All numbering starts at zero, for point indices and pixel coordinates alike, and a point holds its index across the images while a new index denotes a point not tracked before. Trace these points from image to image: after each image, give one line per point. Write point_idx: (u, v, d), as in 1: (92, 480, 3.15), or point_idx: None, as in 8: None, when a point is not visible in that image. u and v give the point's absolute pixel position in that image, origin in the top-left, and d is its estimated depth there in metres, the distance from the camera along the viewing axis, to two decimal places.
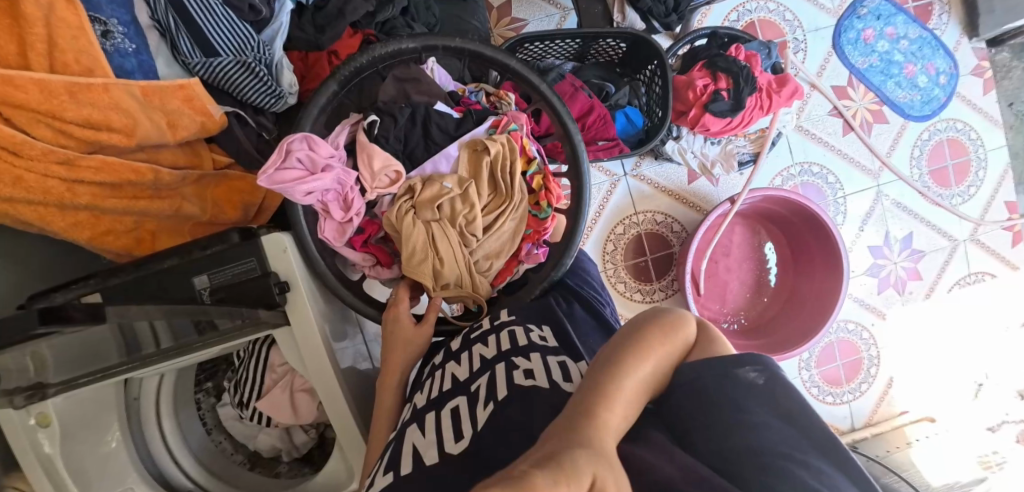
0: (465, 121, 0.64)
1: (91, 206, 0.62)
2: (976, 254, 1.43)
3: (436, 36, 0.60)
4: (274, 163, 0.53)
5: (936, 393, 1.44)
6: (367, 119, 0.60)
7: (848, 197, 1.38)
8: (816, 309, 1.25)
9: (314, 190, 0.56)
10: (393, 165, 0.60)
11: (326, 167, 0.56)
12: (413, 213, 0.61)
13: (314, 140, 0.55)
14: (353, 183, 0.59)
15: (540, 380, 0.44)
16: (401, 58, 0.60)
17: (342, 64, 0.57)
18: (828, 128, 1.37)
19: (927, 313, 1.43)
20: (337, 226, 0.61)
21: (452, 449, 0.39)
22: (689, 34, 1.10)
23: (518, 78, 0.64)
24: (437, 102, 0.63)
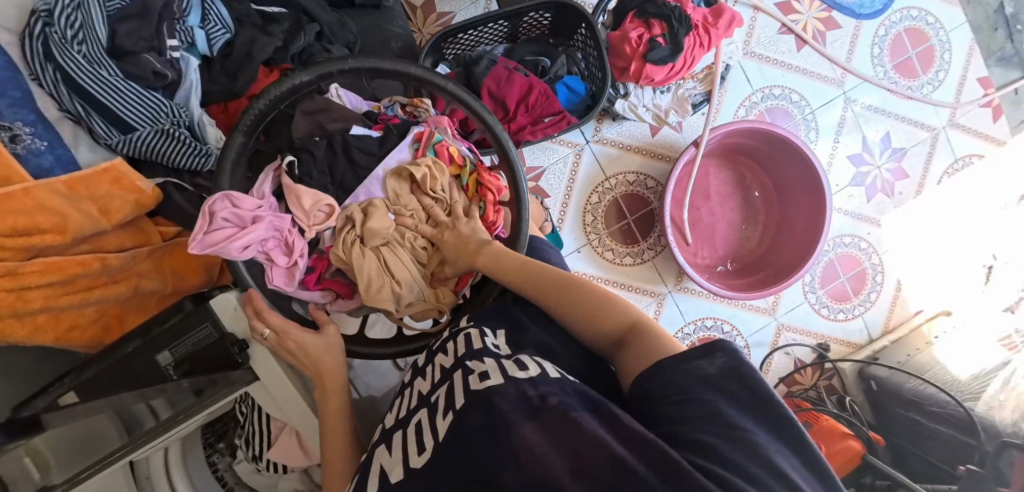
0: (386, 138, 0.64)
1: (47, 308, 0.62)
2: (959, 138, 1.40)
3: (329, 60, 0.58)
4: (202, 228, 0.54)
5: (947, 286, 1.42)
6: (285, 160, 0.61)
7: (816, 112, 1.35)
8: (807, 231, 1.23)
9: (250, 243, 0.57)
10: (324, 199, 0.60)
11: (255, 218, 0.57)
12: (360, 243, 0.61)
13: (235, 196, 0.55)
14: (286, 225, 0.60)
15: (496, 377, 0.41)
16: (301, 92, 0.59)
17: (242, 113, 0.56)
18: (783, 47, 1.33)
19: (923, 208, 1.40)
20: (284, 270, 0.62)
21: (417, 463, 0.39)
22: None
23: (424, 83, 0.61)
24: (352, 126, 0.64)
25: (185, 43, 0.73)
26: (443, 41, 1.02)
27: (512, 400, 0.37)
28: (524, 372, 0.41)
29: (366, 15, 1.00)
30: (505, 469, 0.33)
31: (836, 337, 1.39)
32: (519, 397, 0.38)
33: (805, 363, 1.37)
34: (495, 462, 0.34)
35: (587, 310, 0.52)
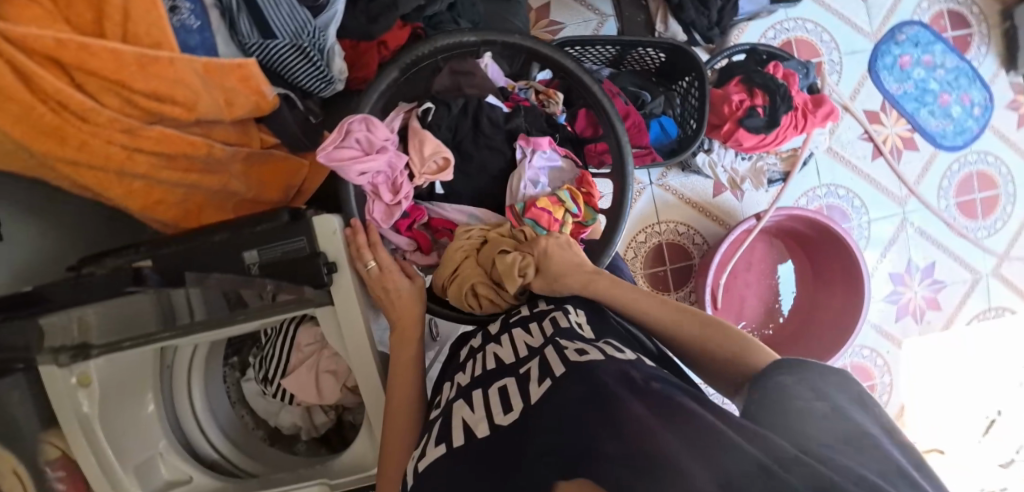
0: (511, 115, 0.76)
1: (146, 176, 0.63)
2: (997, 289, 1.43)
3: (497, 32, 0.70)
4: (336, 141, 0.62)
5: (947, 426, 1.43)
6: (421, 107, 0.73)
7: (872, 222, 1.38)
8: (834, 329, 1.25)
9: (368, 170, 0.66)
10: (441, 152, 0.71)
11: (380, 149, 0.66)
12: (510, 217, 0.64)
13: (372, 123, 0.65)
14: (400, 167, 0.70)
15: (595, 354, 0.44)
16: (461, 50, 0.71)
17: (417, 42, 0.68)
18: (859, 152, 1.37)
19: (945, 344, 1.43)
20: (386, 207, 0.71)
21: (504, 421, 0.43)
22: (728, 49, 1.11)
23: (571, 76, 0.73)
24: (487, 95, 0.75)
25: None
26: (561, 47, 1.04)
27: (615, 379, 0.39)
28: (623, 354, 0.45)
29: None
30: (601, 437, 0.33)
31: None
32: (619, 374, 0.40)
33: None
34: (602, 435, 0.34)
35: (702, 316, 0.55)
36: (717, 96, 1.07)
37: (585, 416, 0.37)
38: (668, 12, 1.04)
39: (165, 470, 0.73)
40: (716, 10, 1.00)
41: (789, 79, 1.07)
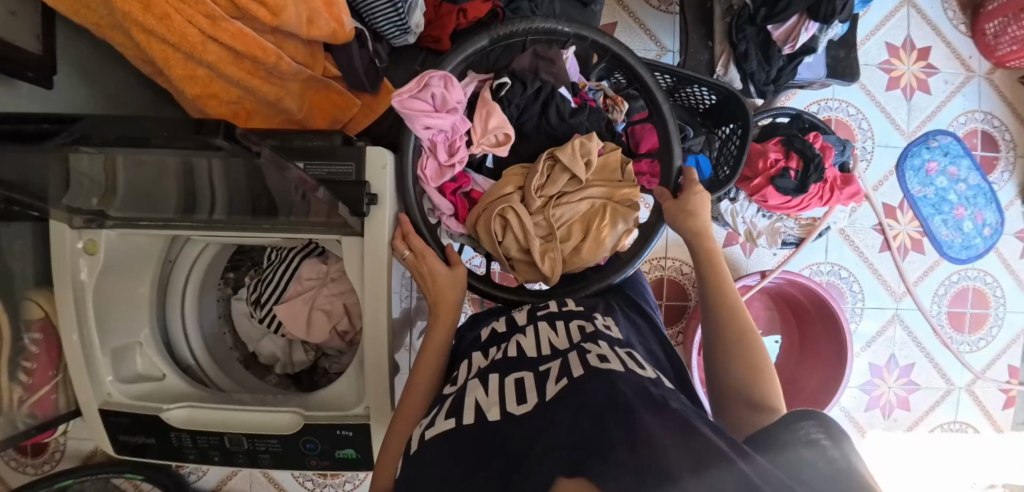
0: (578, 110, 0.82)
1: (210, 67, 0.63)
2: (966, 405, 1.46)
3: (595, 31, 0.75)
4: (412, 91, 0.67)
5: None
6: (499, 80, 0.78)
7: (864, 309, 1.42)
8: (807, 401, 1.27)
9: (432, 125, 0.70)
10: (504, 128, 0.76)
11: (450, 110, 0.70)
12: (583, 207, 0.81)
13: (450, 82, 0.69)
14: (461, 132, 0.75)
15: (615, 363, 0.48)
16: (551, 37, 0.75)
17: (524, 19, 0.72)
18: (869, 240, 1.41)
19: (905, 445, 1.45)
20: (438, 168, 0.75)
21: (516, 410, 0.47)
22: (774, 109, 1.16)
23: (646, 91, 0.79)
24: (561, 85, 0.81)
25: None
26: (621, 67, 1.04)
27: (634, 392, 0.41)
28: (643, 371, 0.48)
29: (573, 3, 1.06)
30: (616, 442, 0.36)
31: None
32: (640, 393, 0.42)
33: None
34: (611, 439, 0.36)
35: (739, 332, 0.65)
36: (754, 151, 1.11)
37: (603, 421, 0.39)
38: (731, 57, 1.04)
39: (140, 363, 0.72)
40: (776, 68, 1.03)
41: (825, 151, 1.11)
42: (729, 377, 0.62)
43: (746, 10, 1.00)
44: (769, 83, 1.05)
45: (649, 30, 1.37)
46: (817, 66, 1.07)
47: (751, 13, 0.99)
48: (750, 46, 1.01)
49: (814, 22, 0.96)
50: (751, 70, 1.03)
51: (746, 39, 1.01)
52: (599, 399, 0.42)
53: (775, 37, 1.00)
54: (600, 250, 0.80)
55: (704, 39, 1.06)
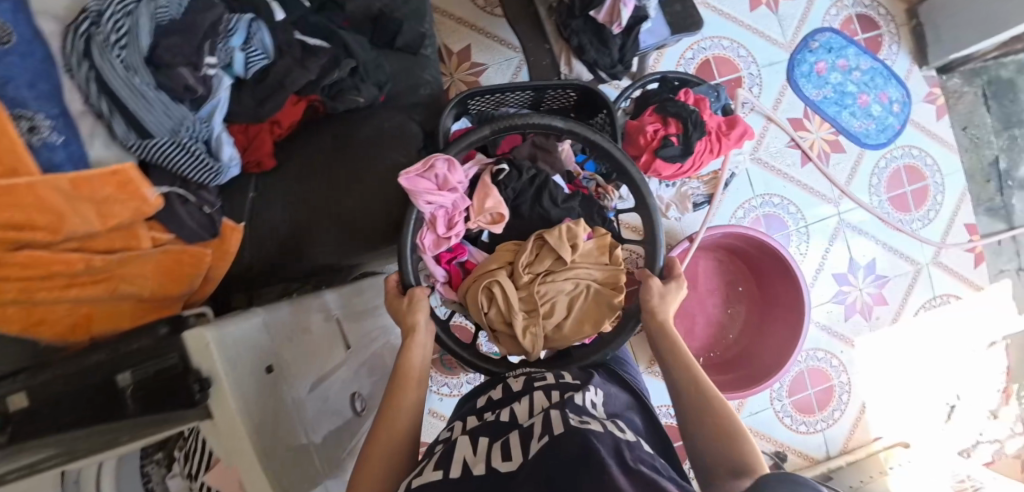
0: (568, 197, 0.93)
1: (19, 300, 0.62)
2: (940, 278, 1.45)
3: (588, 126, 0.80)
4: (419, 171, 0.75)
5: (909, 417, 1.44)
6: (499, 166, 0.90)
7: (809, 226, 1.40)
8: (780, 345, 1.21)
9: (434, 202, 0.78)
10: (498, 209, 0.86)
11: (454, 191, 0.80)
12: (573, 290, 0.85)
13: (453, 166, 0.78)
14: (461, 209, 0.84)
15: (595, 425, 0.52)
16: (547, 132, 0.81)
17: (543, 117, 0.79)
18: (789, 160, 1.39)
19: (895, 338, 1.44)
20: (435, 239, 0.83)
21: (502, 466, 0.51)
22: (641, 78, 1.11)
23: (626, 178, 0.83)
24: (554, 170, 0.95)
25: (224, 60, 0.73)
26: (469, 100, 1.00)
27: (610, 450, 0.46)
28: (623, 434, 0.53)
29: (401, 56, 1.02)
30: None
31: (795, 448, 1.41)
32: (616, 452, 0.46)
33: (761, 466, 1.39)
34: None
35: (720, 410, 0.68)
36: (632, 129, 1.07)
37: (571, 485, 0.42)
38: (571, 53, 0.99)
39: None
40: (617, 47, 0.98)
41: (700, 105, 1.08)
42: (701, 449, 0.66)
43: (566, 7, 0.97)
44: (622, 64, 1.00)
45: (502, 40, 1.35)
46: (659, 28, 1.03)
47: (568, 9, 0.97)
48: (583, 38, 0.97)
49: None
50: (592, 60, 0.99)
51: (575, 32, 0.97)
52: (578, 454, 0.46)
53: (603, 22, 0.95)
54: (582, 333, 0.84)
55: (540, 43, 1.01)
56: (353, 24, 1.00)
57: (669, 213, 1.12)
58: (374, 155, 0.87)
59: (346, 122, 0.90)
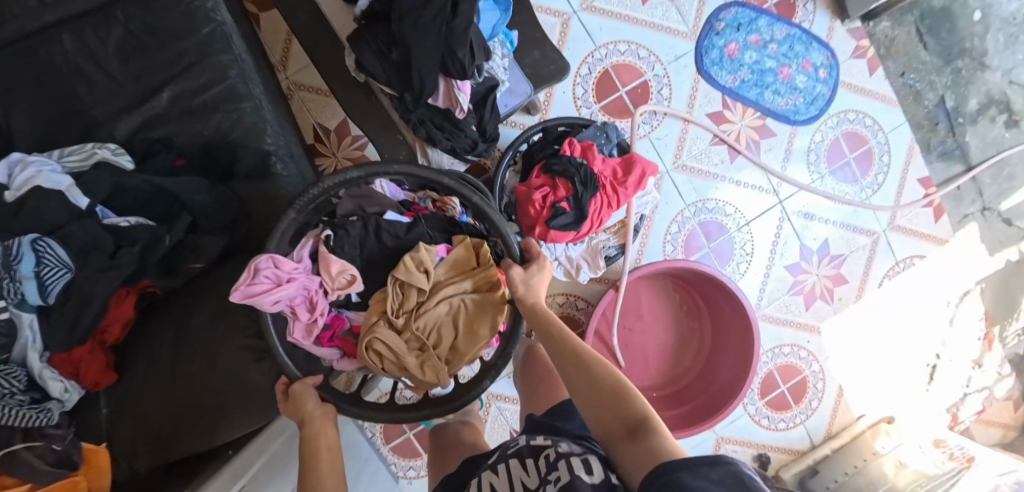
0: (413, 225, 0.79)
1: None
2: (900, 241, 1.37)
3: (381, 161, 0.68)
4: (245, 281, 0.67)
5: (889, 389, 1.40)
6: (325, 233, 0.76)
7: (750, 224, 1.31)
8: (735, 366, 1.17)
9: (279, 299, 0.69)
10: (349, 269, 0.73)
11: (291, 278, 0.69)
12: (449, 302, 0.75)
13: (277, 259, 0.69)
14: (316, 288, 0.73)
15: (565, 476, 0.57)
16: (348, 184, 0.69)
17: (330, 173, 0.67)
18: (716, 158, 1.30)
19: (862, 313, 1.37)
20: (304, 326, 0.73)
21: None
22: (521, 135, 1.03)
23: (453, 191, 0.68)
24: (387, 212, 0.79)
25: (13, 298, 0.65)
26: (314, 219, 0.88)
27: None
28: (590, 477, 0.56)
29: (248, 182, 0.87)
30: None
31: (776, 446, 1.37)
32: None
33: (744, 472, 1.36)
34: None
35: (615, 387, 0.62)
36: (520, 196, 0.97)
37: None
38: (425, 142, 0.86)
39: None
40: (473, 127, 0.86)
41: (588, 154, 0.98)
42: (609, 435, 0.60)
43: (398, 96, 0.80)
44: (487, 139, 0.89)
45: None
46: (519, 85, 0.92)
47: (401, 99, 0.80)
48: (431, 129, 0.83)
49: (463, 79, 0.78)
50: (447, 148, 0.86)
51: (418, 122, 0.83)
52: None
53: (444, 106, 0.81)
54: (480, 341, 0.74)
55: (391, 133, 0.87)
56: (189, 160, 0.86)
57: (585, 276, 1.02)
58: (224, 330, 0.77)
59: (193, 292, 0.80)
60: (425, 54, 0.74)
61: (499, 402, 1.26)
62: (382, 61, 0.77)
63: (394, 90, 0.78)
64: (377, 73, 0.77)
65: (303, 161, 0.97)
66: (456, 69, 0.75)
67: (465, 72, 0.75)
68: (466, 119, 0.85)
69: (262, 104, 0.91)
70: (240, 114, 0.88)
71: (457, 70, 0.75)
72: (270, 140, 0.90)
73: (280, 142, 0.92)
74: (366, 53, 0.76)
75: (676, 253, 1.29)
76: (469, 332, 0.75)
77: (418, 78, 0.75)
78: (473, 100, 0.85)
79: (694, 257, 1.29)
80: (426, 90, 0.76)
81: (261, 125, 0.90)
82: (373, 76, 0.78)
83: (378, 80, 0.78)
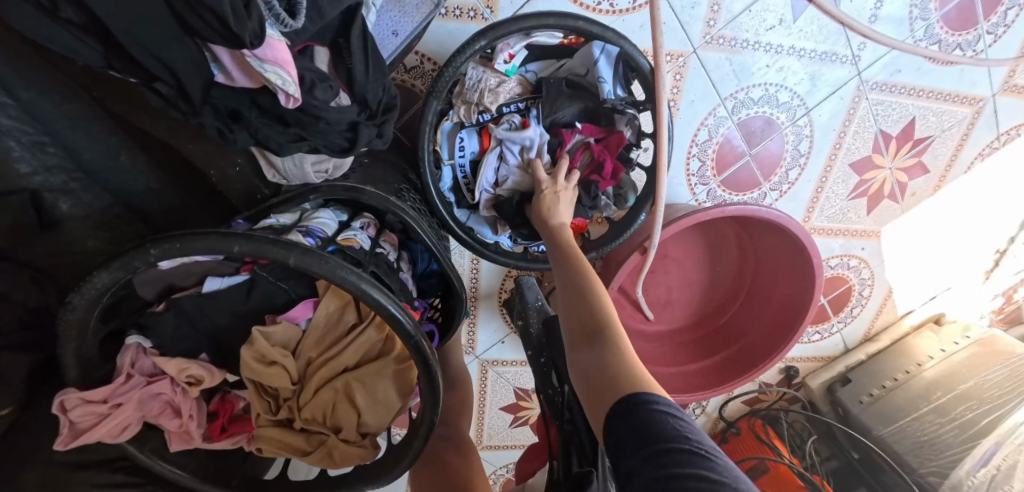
0: (253, 288, 0.47)
1: None
2: (1012, 105, 0.98)
3: (120, 264, 0.40)
4: (62, 428, 0.47)
5: (944, 282, 1.20)
6: (136, 338, 0.48)
7: (811, 114, 0.93)
8: (782, 309, 0.93)
9: (124, 425, 0.49)
10: (187, 365, 0.48)
11: (109, 405, 0.47)
12: (327, 380, 0.49)
13: (77, 391, 0.46)
14: (167, 394, 0.50)
15: None
16: (102, 295, 0.42)
17: (75, 290, 0.41)
18: (769, 17, 0.83)
19: (936, 207, 1.08)
20: (180, 432, 0.52)
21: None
22: (448, 64, 0.59)
23: (260, 257, 0.40)
24: (206, 278, 0.46)
25: None
26: (133, 297, 0.53)
27: None
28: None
29: (26, 249, 0.62)
30: None
31: (806, 356, 1.26)
32: None
33: (769, 384, 1.30)
34: None
35: None
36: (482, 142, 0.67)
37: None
38: (260, 146, 0.49)
39: None
40: (340, 99, 0.45)
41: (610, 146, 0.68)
42: None
43: (155, 89, 0.38)
44: (376, 113, 0.49)
45: None
46: None
47: (162, 93, 0.38)
48: (257, 127, 0.43)
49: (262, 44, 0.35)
50: (306, 151, 0.47)
51: (228, 120, 0.42)
52: None
53: (256, 86, 0.40)
54: (395, 404, 0.51)
55: (211, 143, 0.51)
56: None
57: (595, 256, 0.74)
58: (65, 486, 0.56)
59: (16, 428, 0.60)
60: (137, 8, 0.32)
61: (496, 369, 1.10)
62: (62, 29, 0.33)
63: (132, 80, 0.37)
64: (68, 52, 0.34)
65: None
66: (216, 25, 0.33)
67: (235, 29, 0.32)
68: (320, 96, 0.42)
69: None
70: None
71: (222, 28, 0.33)
72: (26, 166, 0.59)
73: (49, 164, 0.61)
74: (2, 11, 0.32)
75: (704, 171, 0.96)
76: (379, 401, 0.50)
77: (158, 60, 0.34)
78: (321, 45, 0.43)
79: (729, 172, 0.96)
80: (184, 71, 0.36)
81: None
82: (75, 61, 0.36)
83: (94, 66, 0.37)
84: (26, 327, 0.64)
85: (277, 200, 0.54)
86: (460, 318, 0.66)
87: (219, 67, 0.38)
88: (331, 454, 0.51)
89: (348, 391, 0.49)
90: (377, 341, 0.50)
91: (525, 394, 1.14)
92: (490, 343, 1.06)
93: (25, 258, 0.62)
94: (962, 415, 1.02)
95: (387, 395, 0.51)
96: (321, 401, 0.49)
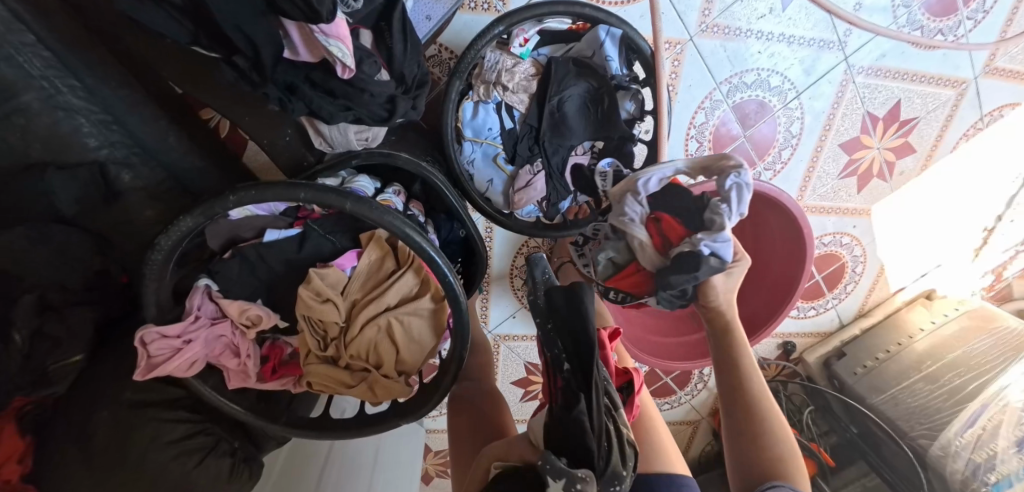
0: (306, 237, 0.55)
1: None
2: (993, 87, 1.04)
3: (204, 207, 0.47)
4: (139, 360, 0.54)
5: (934, 260, 1.26)
6: (205, 283, 0.55)
7: (802, 97, 1.00)
8: (777, 281, 0.99)
9: (193, 360, 0.55)
10: (249, 307, 0.55)
11: (182, 340, 0.54)
12: (370, 319, 0.56)
13: (157, 326, 0.53)
14: (230, 334, 0.57)
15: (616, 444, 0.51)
16: (184, 237, 0.49)
17: (163, 232, 0.48)
18: (760, 7, 0.90)
19: (923, 186, 1.15)
20: (238, 371, 0.59)
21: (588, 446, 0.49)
22: (469, 48, 0.66)
23: (321, 204, 0.47)
24: (266, 229, 0.55)
25: None
26: (194, 253, 0.61)
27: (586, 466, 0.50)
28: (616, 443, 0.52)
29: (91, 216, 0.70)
30: None
31: (803, 332, 1.32)
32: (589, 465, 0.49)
33: (769, 360, 1.36)
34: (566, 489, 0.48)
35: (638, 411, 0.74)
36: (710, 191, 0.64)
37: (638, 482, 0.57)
38: (310, 116, 0.56)
39: None
40: (383, 74, 0.52)
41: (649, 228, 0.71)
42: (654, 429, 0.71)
43: (232, 62, 0.46)
44: (411, 88, 0.56)
45: None
46: None
47: (237, 66, 0.46)
48: (312, 99, 0.50)
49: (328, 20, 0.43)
50: (351, 120, 0.54)
51: (286, 92, 0.50)
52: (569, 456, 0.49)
53: (315, 61, 0.47)
54: (428, 343, 0.58)
55: (264, 117, 0.59)
56: None
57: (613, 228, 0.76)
58: (135, 421, 0.63)
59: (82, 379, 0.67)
60: None
61: (507, 344, 1.16)
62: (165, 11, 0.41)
63: (214, 55, 0.45)
64: (165, 31, 0.42)
65: (166, 153, 0.73)
66: (299, 3, 0.40)
67: (315, 5, 0.40)
68: (367, 69, 0.50)
69: (64, 95, 0.63)
70: (28, 117, 0.62)
71: (303, 5, 0.40)
72: (94, 141, 0.68)
73: (113, 140, 0.70)
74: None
75: (702, 152, 1.03)
76: (414, 339, 0.58)
77: (243, 34, 0.42)
78: (366, 28, 0.51)
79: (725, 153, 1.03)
80: (260, 45, 0.43)
81: (71, 121, 0.65)
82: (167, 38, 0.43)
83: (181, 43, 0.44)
84: (92, 288, 0.71)
85: (321, 167, 0.62)
86: (479, 277, 0.74)
87: (287, 44, 0.46)
88: (372, 388, 0.58)
89: (388, 329, 0.56)
90: (413, 287, 0.58)
91: (535, 368, 1.21)
92: (501, 318, 1.13)
93: (92, 224, 0.71)
94: (950, 381, 1.08)
95: (421, 334, 0.58)
96: (364, 339, 0.56)
